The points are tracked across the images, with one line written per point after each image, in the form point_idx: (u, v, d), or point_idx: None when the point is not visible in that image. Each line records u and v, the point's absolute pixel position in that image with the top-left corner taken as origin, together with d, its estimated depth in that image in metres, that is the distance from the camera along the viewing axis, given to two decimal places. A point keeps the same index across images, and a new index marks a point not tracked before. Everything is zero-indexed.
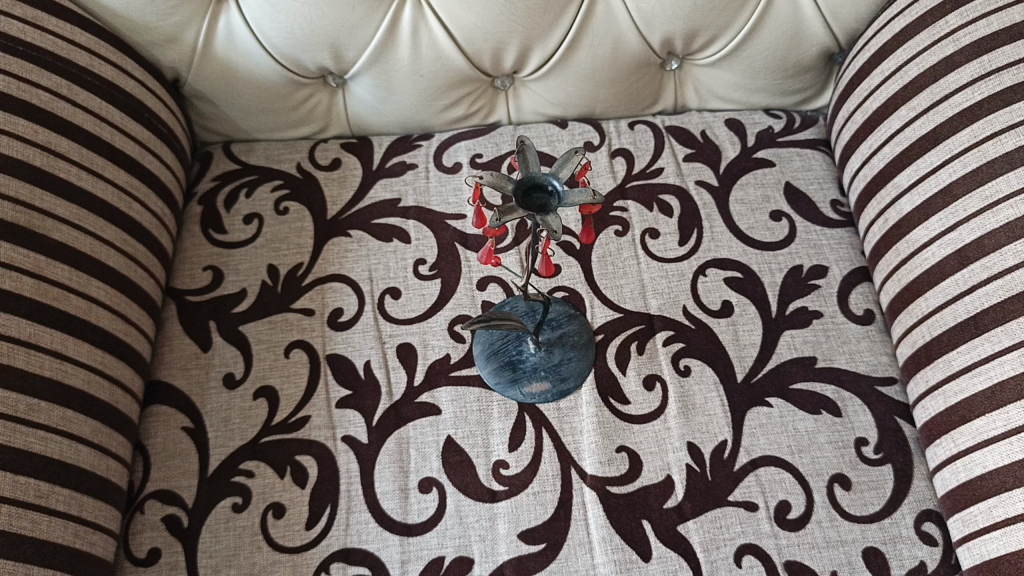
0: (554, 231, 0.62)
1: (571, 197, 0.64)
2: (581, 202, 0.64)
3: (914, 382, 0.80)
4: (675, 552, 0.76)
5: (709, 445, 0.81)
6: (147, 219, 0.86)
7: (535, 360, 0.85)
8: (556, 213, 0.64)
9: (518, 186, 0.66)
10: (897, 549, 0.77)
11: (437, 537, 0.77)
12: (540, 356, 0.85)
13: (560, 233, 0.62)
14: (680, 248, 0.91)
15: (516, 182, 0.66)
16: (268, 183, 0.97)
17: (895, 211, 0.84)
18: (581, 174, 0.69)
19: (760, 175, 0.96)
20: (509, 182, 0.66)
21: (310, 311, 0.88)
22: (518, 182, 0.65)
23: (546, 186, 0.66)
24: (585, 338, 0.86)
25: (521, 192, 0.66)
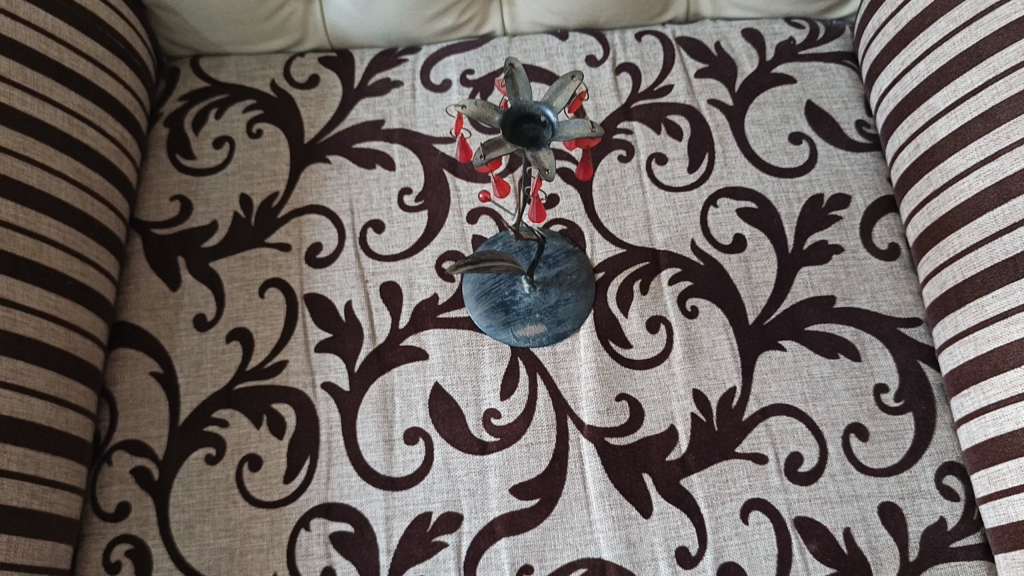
0: (545, 170, 0.54)
1: (567, 130, 0.56)
2: (577, 135, 0.56)
3: (941, 326, 0.74)
4: (678, 508, 0.71)
5: (717, 393, 0.75)
6: (105, 146, 0.79)
7: (529, 301, 0.78)
8: (550, 148, 0.56)
9: (507, 117, 0.58)
10: (916, 505, 0.72)
11: (424, 492, 0.72)
12: (535, 297, 0.78)
13: (553, 172, 0.55)
14: (689, 176, 0.84)
15: (503, 112, 0.58)
16: (239, 102, 0.89)
17: (929, 135, 0.75)
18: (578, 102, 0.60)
19: (780, 93, 0.87)
20: (496, 112, 0.58)
21: (287, 246, 0.81)
22: (507, 113, 0.57)
23: (538, 116, 0.58)
24: (585, 277, 0.79)
25: (510, 124, 0.58)
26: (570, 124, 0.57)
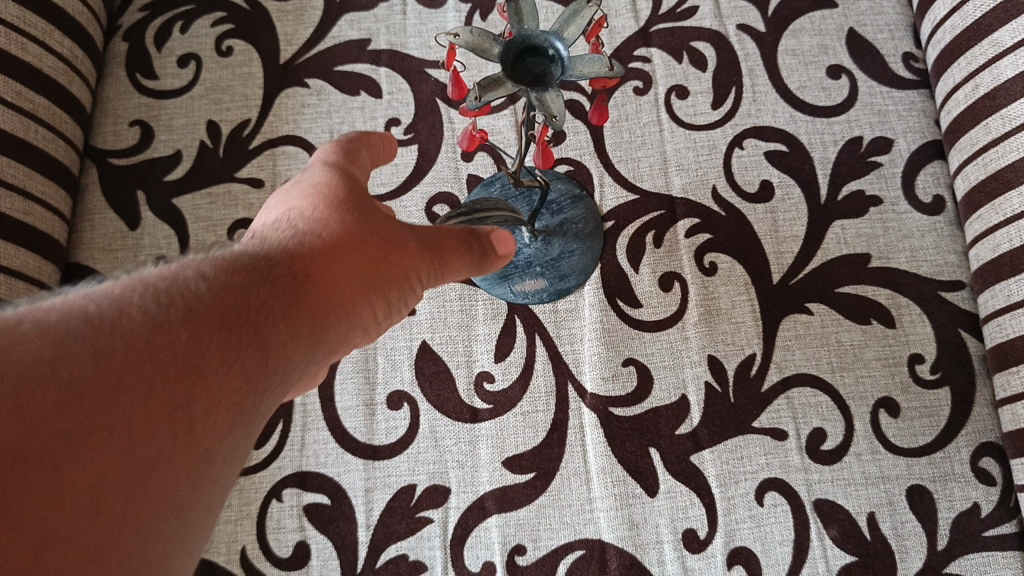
0: (553, 119, 0.45)
1: (580, 67, 0.46)
2: (592, 74, 0.46)
3: (989, 294, 0.66)
4: (686, 486, 0.65)
5: (735, 360, 0.68)
6: (50, 64, 0.69)
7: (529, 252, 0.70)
8: (558, 89, 0.46)
9: (508, 50, 0.48)
10: (948, 489, 0.65)
11: (407, 463, 0.65)
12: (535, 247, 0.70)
13: (560, 119, 0.45)
14: (712, 113, 0.75)
15: (504, 43, 0.48)
16: (208, 14, 0.79)
17: (991, 74, 0.65)
18: (588, 30, 0.51)
19: (818, 19, 0.77)
20: (495, 42, 0.48)
21: (259, 182, 0.73)
22: (509, 44, 0.48)
23: (545, 49, 0.48)
24: (592, 226, 0.71)
25: (511, 58, 0.48)
26: (584, 60, 0.46)
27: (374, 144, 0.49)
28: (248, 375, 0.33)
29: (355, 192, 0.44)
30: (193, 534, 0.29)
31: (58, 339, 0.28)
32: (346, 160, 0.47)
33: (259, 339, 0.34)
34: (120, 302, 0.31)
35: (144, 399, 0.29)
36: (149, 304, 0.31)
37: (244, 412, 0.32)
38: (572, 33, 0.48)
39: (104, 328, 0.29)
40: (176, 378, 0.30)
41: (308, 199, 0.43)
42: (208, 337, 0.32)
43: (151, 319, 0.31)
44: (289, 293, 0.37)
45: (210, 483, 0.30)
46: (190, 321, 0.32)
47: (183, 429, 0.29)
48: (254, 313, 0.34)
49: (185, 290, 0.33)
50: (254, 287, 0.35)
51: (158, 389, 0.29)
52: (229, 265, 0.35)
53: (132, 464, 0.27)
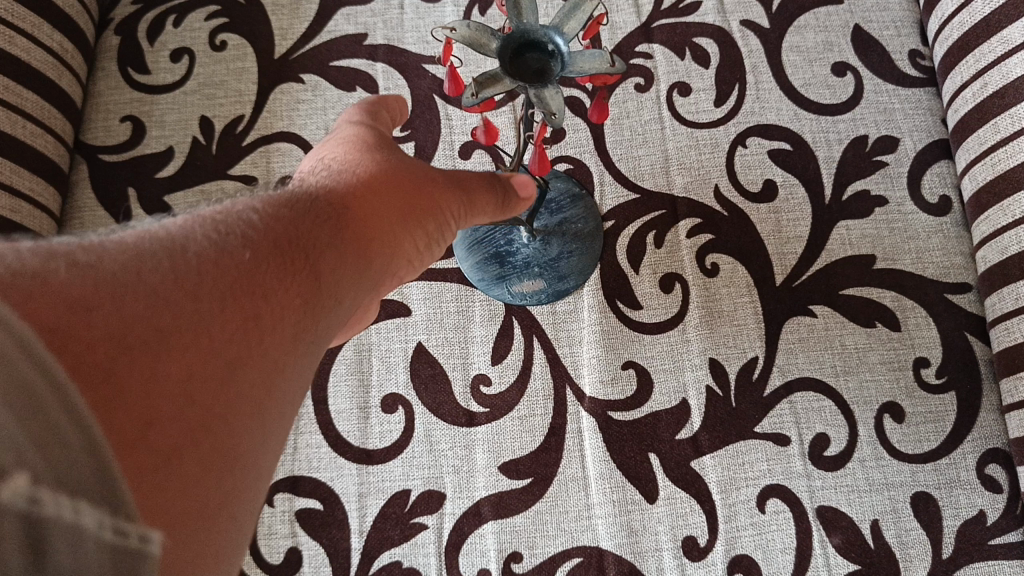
0: (553, 115, 0.43)
1: (581, 62, 0.45)
2: (594, 70, 0.44)
3: (997, 297, 0.64)
4: (686, 492, 0.63)
5: (736, 363, 0.66)
6: (40, 57, 0.67)
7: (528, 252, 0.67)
8: (558, 85, 0.45)
9: (506, 45, 0.46)
10: (953, 496, 0.63)
11: (402, 467, 0.64)
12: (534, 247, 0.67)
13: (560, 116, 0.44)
14: (715, 110, 0.73)
15: (502, 38, 0.46)
16: (202, 8, 0.77)
17: (1000, 73, 0.64)
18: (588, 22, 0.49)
19: (824, 14, 0.76)
20: (492, 37, 0.46)
21: (252, 179, 0.71)
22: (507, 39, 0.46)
23: (545, 44, 0.47)
24: (592, 227, 0.68)
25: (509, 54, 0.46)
26: (584, 55, 0.45)
27: (389, 111, 0.52)
28: (303, 301, 0.34)
29: (383, 142, 0.46)
30: (262, 440, 0.30)
31: (139, 253, 0.29)
32: (366, 124, 0.48)
33: (312, 269, 0.35)
34: (188, 230, 0.32)
35: (222, 310, 0.30)
36: (213, 227, 0.33)
37: (301, 335, 0.33)
38: (573, 28, 0.46)
39: (181, 246, 0.30)
40: (244, 293, 0.31)
41: (337, 154, 0.45)
42: (267, 263, 0.33)
43: (216, 243, 0.32)
44: (332, 230, 0.38)
45: (277, 393, 0.31)
46: (248, 249, 0.33)
47: (254, 338, 0.31)
48: (304, 244, 0.36)
49: (239, 225, 0.34)
50: (302, 224, 0.37)
51: (231, 301, 0.30)
52: (277, 205, 0.37)
53: (217, 365, 0.28)
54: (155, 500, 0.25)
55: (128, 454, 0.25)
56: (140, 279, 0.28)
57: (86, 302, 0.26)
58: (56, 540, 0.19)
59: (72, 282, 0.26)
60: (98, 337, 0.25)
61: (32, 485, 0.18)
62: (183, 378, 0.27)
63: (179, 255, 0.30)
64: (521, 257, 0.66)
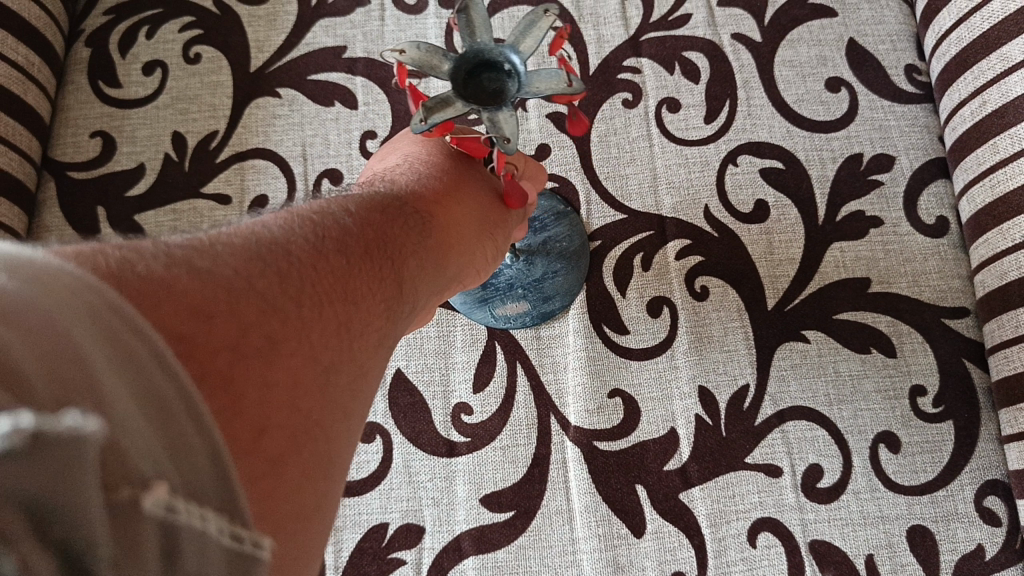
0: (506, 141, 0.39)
1: (539, 83, 0.40)
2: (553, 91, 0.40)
3: (997, 324, 0.62)
4: (674, 526, 0.61)
5: (727, 392, 0.64)
6: (4, 72, 0.65)
7: (510, 272, 0.66)
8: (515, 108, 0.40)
9: (459, 65, 0.42)
10: (951, 530, 0.61)
11: (379, 500, 0.62)
12: (516, 267, 0.66)
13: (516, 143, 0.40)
14: (705, 127, 0.71)
15: (455, 58, 0.42)
16: (175, 19, 0.75)
17: (1000, 91, 0.62)
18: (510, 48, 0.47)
19: (817, 28, 0.74)
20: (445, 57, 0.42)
21: (226, 198, 0.69)
22: (460, 58, 0.42)
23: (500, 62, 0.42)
24: (576, 243, 0.67)
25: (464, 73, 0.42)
26: (543, 75, 0.40)
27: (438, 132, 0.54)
28: (381, 305, 0.35)
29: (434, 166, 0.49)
30: (349, 444, 0.31)
31: (242, 256, 0.29)
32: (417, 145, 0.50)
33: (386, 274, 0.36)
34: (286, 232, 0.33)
35: (319, 315, 0.30)
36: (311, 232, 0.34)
37: (379, 341, 0.34)
38: (530, 45, 0.41)
39: (274, 252, 0.31)
40: (342, 296, 0.32)
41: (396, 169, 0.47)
42: (351, 269, 0.34)
43: (315, 245, 0.33)
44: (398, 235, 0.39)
45: (359, 396, 0.32)
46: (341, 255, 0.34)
47: (342, 343, 0.31)
48: (381, 252, 0.37)
49: (332, 230, 0.35)
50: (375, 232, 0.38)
51: (329, 311, 0.31)
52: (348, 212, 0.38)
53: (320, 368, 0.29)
54: (271, 505, 0.25)
55: (251, 457, 0.25)
56: (246, 284, 0.28)
57: (207, 307, 0.26)
58: (189, 551, 0.19)
59: (198, 288, 0.26)
60: (221, 341, 0.25)
61: (169, 494, 0.19)
62: (289, 384, 0.27)
63: (275, 260, 0.30)
64: (502, 280, 0.66)
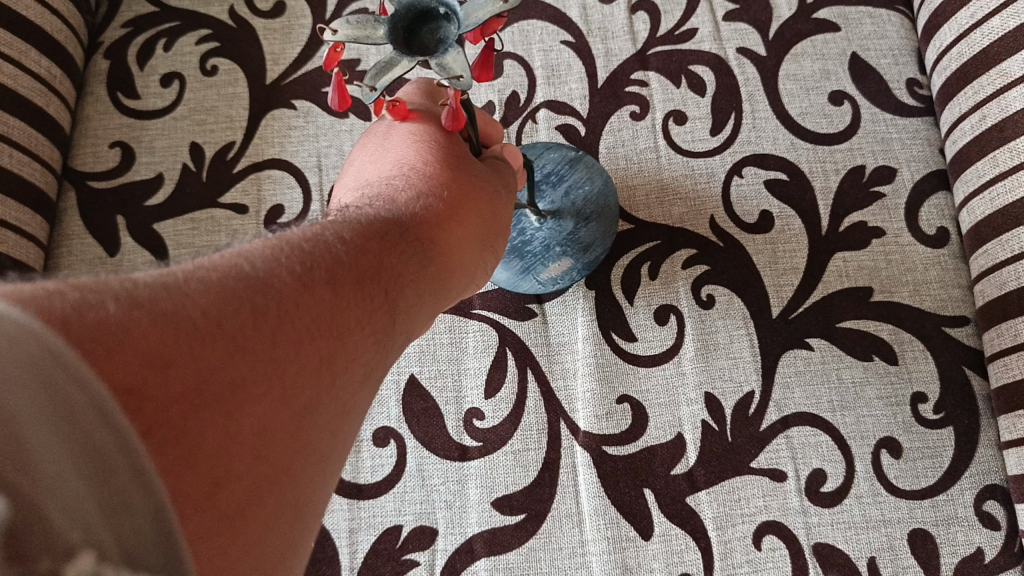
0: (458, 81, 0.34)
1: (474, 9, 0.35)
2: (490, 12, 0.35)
3: (996, 332, 0.63)
4: (682, 529, 0.63)
5: (732, 398, 0.66)
6: (27, 84, 0.66)
7: (546, 233, 0.65)
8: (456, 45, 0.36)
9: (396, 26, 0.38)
10: (951, 533, 0.62)
11: (394, 502, 0.63)
12: (550, 226, 0.65)
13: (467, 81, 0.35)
14: (711, 139, 0.73)
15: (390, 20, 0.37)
16: (192, 32, 0.77)
17: (1000, 105, 0.63)
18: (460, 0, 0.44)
19: (821, 42, 0.76)
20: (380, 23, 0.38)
21: (243, 208, 0.70)
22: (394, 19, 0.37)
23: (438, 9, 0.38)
24: (599, 186, 0.67)
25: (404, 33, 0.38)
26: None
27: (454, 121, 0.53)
28: (368, 339, 0.34)
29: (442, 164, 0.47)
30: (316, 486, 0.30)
31: (222, 287, 0.29)
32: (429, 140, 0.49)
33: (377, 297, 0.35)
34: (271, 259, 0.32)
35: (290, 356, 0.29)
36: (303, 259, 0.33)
37: (361, 376, 0.33)
38: None
39: (259, 280, 0.30)
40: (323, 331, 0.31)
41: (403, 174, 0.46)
42: (338, 299, 0.33)
43: (302, 273, 0.32)
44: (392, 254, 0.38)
45: (335, 429, 0.32)
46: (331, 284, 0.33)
47: (319, 377, 0.31)
48: (374, 278, 0.36)
49: (325, 255, 0.34)
50: (368, 252, 0.37)
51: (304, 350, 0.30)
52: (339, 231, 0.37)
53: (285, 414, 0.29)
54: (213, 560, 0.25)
55: (191, 515, 0.25)
56: (220, 321, 0.27)
57: (166, 353, 0.25)
58: None
59: (162, 328, 0.25)
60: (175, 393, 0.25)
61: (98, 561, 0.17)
62: (245, 434, 0.27)
63: (252, 292, 0.29)
64: (538, 244, 0.65)
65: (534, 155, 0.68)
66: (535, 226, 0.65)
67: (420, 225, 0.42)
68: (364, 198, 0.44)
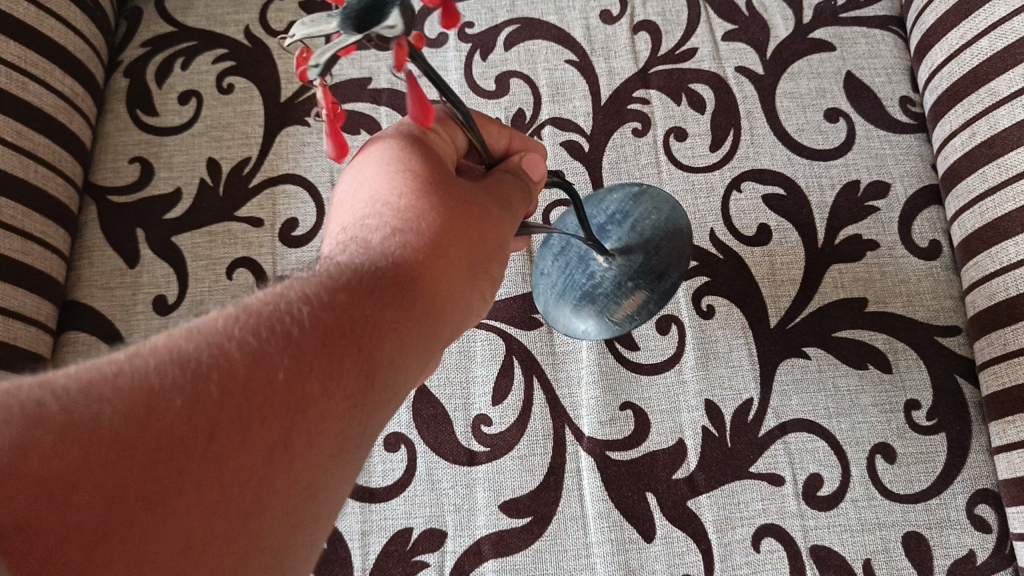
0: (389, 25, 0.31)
1: None
2: None
3: (986, 341, 0.66)
4: (683, 532, 0.65)
5: (732, 405, 0.68)
6: (51, 102, 0.69)
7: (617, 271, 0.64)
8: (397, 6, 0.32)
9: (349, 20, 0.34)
10: (944, 536, 0.64)
11: (404, 505, 0.66)
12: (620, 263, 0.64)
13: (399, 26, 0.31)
14: (711, 154, 0.75)
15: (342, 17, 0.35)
16: (209, 51, 0.79)
17: (988, 123, 0.66)
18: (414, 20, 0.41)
19: (817, 61, 0.78)
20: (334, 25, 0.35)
21: (258, 221, 0.73)
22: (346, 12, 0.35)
23: None
24: (665, 215, 0.66)
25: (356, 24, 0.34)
26: None
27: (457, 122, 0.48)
28: (335, 406, 0.33)
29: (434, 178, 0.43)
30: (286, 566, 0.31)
31: (153, 391, 0.30)
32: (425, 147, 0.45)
33: (344, 357, 0.34)
34: (218, 345, 0.32)
35: (229, 449, 0.30)
36: (256, 335, 0.33)
37: (332, 445, 0.33)
38: None
39: (200, 374, 0.31)
40: (271, 415, 0.31)
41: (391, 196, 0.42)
42: (291, 373, 0.32)
43: (250, 356, 0.32)
44: (365, 306, 0.36)
45: (302, 508, 0.32)
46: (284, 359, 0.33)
47: (267, 462, 0.31)
48: (339, 338, 0.35)
49: (282, 325, 0.34)
50: (334, 309, 0.35)
51: (247, 439, 0.31)
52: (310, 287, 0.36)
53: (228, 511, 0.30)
54: None
55: None
56: (143, 431, 0.29)
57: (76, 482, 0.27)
58: None
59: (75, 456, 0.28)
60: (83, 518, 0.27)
61: None
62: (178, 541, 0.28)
63: (188, 391, 0.30)
64: (609, 286, 0.64)
65: (595, 201, 0.67)
66: (603, 268, 0.64)
67: (399, 265, 0.39)
68: (351, 232, 0.42)
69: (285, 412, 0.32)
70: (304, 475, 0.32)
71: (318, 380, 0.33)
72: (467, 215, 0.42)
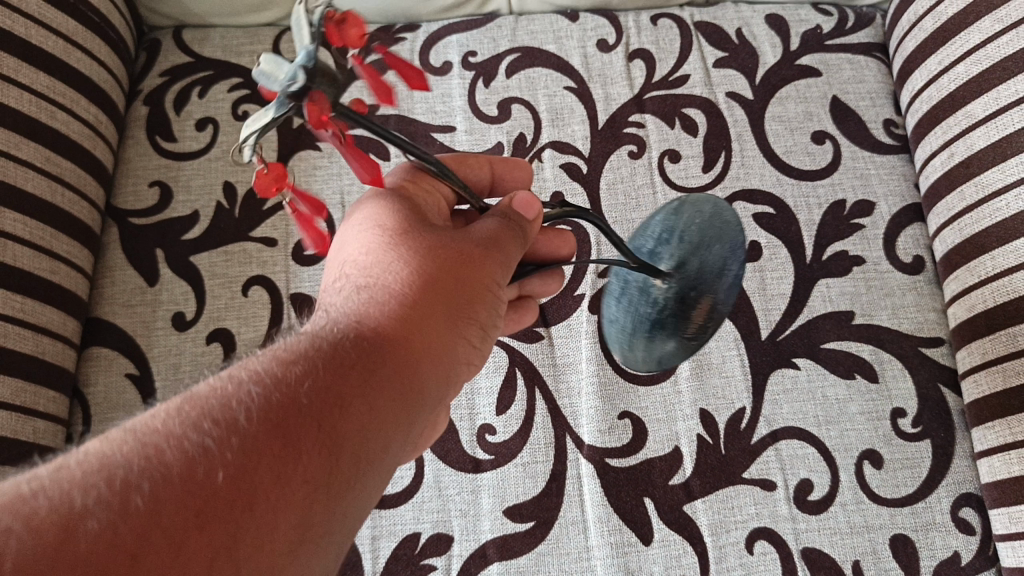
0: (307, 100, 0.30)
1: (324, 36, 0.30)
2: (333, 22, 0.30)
3: (966, 350, 0.69)
4: (679, 535, 0.67)
5: (725, 413, 0.71)
6: (77, 129, 0.73)
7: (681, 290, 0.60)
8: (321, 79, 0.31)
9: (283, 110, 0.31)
10: (929, 538, 0.67)
11: (412, 511, 0.68)
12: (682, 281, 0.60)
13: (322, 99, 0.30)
14: (703, 175, 0.79)
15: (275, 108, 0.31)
16: (224, 80, 0.83)
17: (966, 144, 0.69)
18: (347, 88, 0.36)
19: (804, 86, 0.82)
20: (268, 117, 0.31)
21: (272, 241, 0.77)
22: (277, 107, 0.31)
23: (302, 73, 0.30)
24: (709, 212, 0.61)
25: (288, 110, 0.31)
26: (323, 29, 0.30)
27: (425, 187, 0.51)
28: (298, 471, 0.34)
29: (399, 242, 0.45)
30: None
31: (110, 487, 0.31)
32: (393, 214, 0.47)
33: (304, 425, 0.35)
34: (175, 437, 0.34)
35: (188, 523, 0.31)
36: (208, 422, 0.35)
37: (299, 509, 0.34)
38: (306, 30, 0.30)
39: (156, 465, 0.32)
40: (228, 488, 0.32)
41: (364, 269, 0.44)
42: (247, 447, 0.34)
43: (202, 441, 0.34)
44: (321, 378, 0.37)
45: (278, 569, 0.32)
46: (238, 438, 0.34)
47: (232, 531, 0.32)
48: (297, 409, 0.36)
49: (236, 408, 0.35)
50: (289, 385, 0.37)
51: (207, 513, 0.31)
52: (267, 370, 0.37)
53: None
54: None
55: None
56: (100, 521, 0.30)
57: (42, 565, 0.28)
58: None
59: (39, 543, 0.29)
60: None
61: None
62: None
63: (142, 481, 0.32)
64: (674, 306, 0.60)
65: (640, 231, 0.63)
66: (663, 291, 0.60)
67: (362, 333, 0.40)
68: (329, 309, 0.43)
69: (244, 482, 0.33)
70: (270, 541, 0.32)
71: (276, 448, 0.34)
72: (419, 273, 0.43)
